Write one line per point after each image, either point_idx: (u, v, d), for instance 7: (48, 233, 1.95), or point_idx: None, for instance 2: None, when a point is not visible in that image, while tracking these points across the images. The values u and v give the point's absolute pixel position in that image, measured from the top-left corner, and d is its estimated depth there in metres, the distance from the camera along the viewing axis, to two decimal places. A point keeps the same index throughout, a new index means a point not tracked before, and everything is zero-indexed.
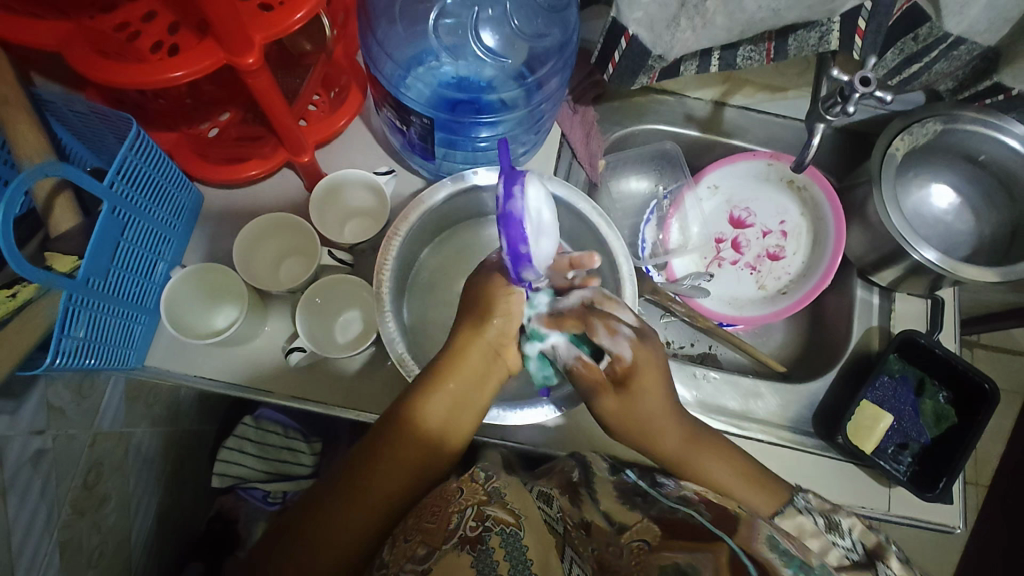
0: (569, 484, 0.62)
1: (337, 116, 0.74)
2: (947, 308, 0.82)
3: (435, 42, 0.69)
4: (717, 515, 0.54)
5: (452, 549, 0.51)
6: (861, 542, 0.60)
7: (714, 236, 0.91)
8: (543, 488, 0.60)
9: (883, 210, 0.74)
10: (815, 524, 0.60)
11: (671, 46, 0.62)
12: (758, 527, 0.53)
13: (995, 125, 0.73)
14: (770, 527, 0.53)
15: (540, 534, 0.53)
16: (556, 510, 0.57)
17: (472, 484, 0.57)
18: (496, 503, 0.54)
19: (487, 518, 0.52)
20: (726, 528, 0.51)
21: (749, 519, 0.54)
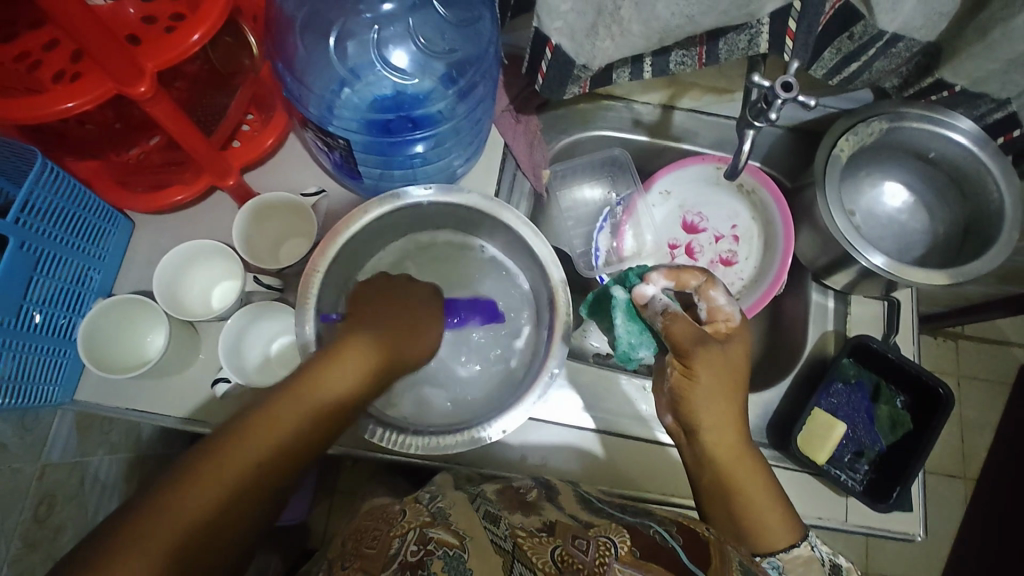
0: (523, 503, 0.57)
1: (264, 135, 0.72)
2: (904, 308, 0.80)
3: (354, 57, 0.67)
4: (689, 540, 0.50)
5: (392, 574, 0.48)
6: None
7: (668, 243, 0.89)
8: (490, 509, 0.56)
9: (830, 217, 0.72)
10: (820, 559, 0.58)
11: (593, 55, 0.60)
12: (728, 553, 0.50)
13: (941, 120, 0.71)
14: (738, 554, 0.50)
15: (486, 556, 0.49)
16: (506, 530, 0.52)
17: (416, 505, 0.57)
18: (440, 523, 0.53)
19: (429, 541, 0.50)
20: (700, 563, 0.47)
21: (719, 546, 0.50)
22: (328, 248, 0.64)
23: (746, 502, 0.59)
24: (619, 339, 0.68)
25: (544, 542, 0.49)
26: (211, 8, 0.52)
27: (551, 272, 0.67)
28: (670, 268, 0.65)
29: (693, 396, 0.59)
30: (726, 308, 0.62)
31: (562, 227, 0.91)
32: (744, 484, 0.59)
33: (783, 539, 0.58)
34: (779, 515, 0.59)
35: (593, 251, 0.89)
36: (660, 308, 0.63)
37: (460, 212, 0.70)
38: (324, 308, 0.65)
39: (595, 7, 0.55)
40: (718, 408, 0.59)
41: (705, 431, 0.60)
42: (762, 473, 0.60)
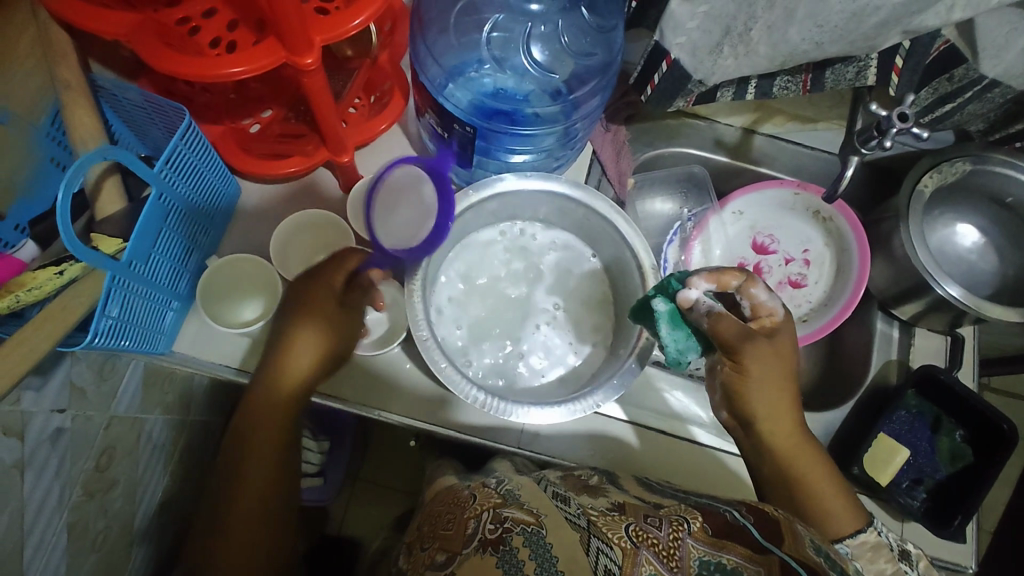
0: (586, 486, 0.56)
1: (378, 120, 0.75)
2: (967, 346, 0.82)
3: (484, 54, 0.71)
4: (761, 523, 0.51)
5: (474, 552, 0.45)
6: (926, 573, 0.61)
7: (737, 260, 0.92)
8: (559, 489, 0.54)
9: (908, 243, 0.75)
10: (890, 549, 0.61)
11: (712, 72, 0.63)
12: (799, 533, 0.52)
13: (1023, 167, 0.74)
14: (808, 533, 0.53)
15: (565, 532, 0.45)
16: (576, 508, 0.50)
17: (485, 489, 0.53)
18: (513, 505, 0.49)
19: (505, 520, 0.46)
20: (774, 541, 0.49)
21: (790, 529, 0.52)
22: (438, 218, 0.68)
23: (811, 494, 0.61)
24: (665, 347, 0.61)
25: (618, 517, 0.48)
26: None
27: (642, 256, 0.70)
28: (710, 270, 0.61)
29: (745, 391, 0.61)
30: (769, 304, 0.62)
31: None
32: (803, 475, 0.62)
33: (849, 527, 0.61)
34: (843, 502, 0.62)
35: (661, 262, 0.91)
36: (708, 310, 0.59)
37: (566, 207, 0.73)
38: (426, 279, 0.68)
39: (724, 27, 0.58)
40: (768, 398, 0.61)
41: (761, 421, 0.62)
42: (820, 467, 0.63)
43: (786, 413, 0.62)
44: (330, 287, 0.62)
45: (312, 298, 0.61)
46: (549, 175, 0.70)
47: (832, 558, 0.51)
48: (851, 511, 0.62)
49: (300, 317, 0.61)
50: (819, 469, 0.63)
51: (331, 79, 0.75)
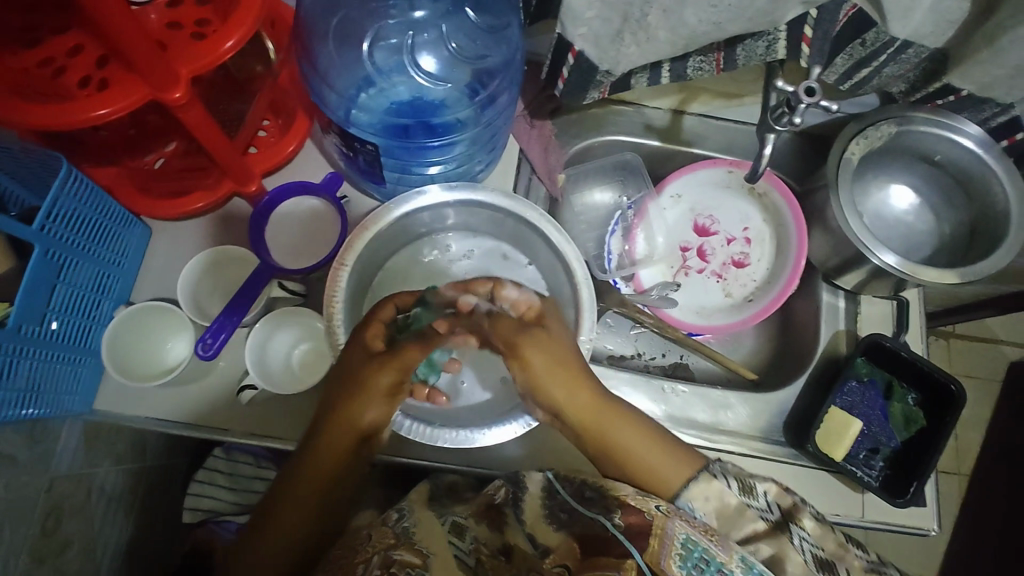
0: (488, 509, 0.57)
1: (286, 140, 0.72)
2: (912, 309, 0.82)
3: (372, 67, 0.67)
4: (636, 523, 0.53)
5: None
6: (776, 502, 0.57)
7: (680, 245, 0.91)
8: (457, 519, 0.56)
9: (843, 217, 0.74)
10: (759, 512, 0.56)
11: (617, 61, 0.61)
12: (673, 532, 0.52)
13: (947, 125, 0.73)
14: (687, 530, 0.52)
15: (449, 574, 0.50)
16: (468, 544, 0.54)
17: (382, 528, 0.55)
18: (404, 546, 0.52)
19: (393, 564, 0.50)
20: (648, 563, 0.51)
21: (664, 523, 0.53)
22: (358, 237, 0.64)
23: (649, 469, 0.59)
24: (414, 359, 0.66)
25: (504, 564, 0.52)
26: (242, 15, 0.52)
27: (569, 256, 0.67)
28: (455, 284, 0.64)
29: (538, 380, 0.60)
30: (523, 299, 0.62)
31: (575, 231, 0.92)
32: (633, 451, 0.60)
33: (678, 486, 0.57)
34: (666, 455, 0.59)
35: (606, 254, 0.91)
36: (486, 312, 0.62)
37: (492, 214, 0.70)
38: (349, 304, 0.65)
39: (621, 14, 0.56)
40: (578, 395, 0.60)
41: (564, 403, 0.60)
42: (638, 427, 0.61)
43: (585, 380, 0.61)
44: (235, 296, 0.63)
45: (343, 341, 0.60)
46: (474, 186, 0.67)
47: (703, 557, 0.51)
48: (683, 461, 0.59)
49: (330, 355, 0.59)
50: (631, 429, 0.61)
51: (231, 104, 0.71)
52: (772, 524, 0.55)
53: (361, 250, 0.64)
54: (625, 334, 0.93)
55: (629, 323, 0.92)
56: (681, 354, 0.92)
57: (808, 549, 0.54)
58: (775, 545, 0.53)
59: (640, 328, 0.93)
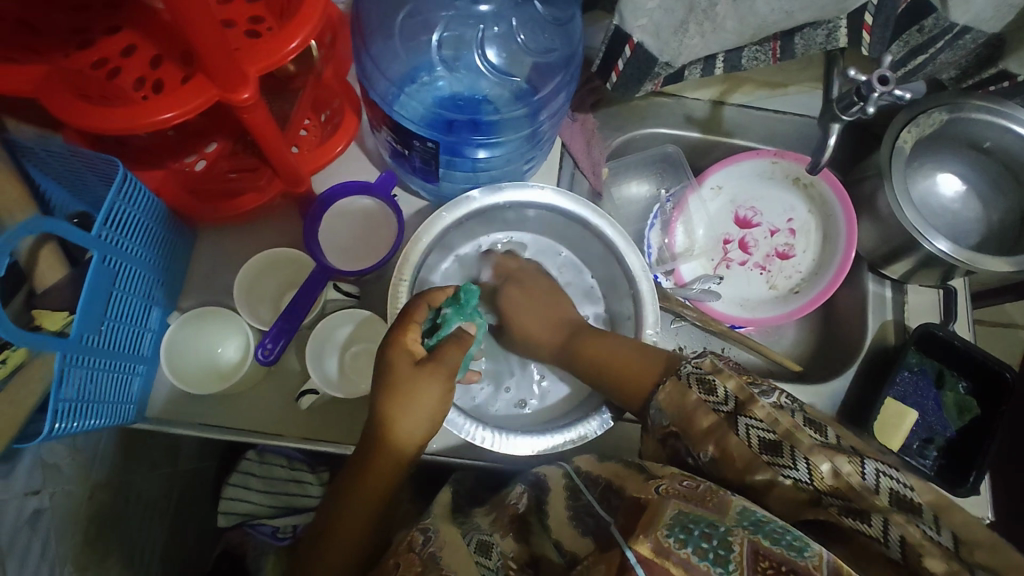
0: (514, 521, 0.58)
1: (333, 142, 0.70)
2: (959, 297, 0.82)
3: (432, 56, 0.66)
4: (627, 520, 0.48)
5: None
6: (734, 394, 0.52)
7: (722, 237, 0.90)
8: (482, 536, 0.56)
9: (897, 204, 0.73)
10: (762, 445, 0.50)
11: (678, 53, 0.60)
12: (664, 509, 0.46)
13: (1003, 113, 0.72)
14: (679, 503, 0.46)
15: None
16: (497, 559, 0.54)
17: (410, 553, 0.55)
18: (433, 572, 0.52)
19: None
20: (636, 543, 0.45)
21: (656, 506, 0.47)
22: (420, 240, 0.63)
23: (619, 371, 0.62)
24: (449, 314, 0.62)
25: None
26: (308, 14, 0.50)
27: (631, 259, 0.67)
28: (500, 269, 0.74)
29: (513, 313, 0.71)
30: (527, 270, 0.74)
31: None
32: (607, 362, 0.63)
33: (649, 385, 0.58)
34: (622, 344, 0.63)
35: (646, 247, 0.89)
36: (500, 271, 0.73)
37: (554, 217, 0.70)
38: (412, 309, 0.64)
39: (687, 4, 0.55)
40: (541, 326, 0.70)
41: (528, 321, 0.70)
42: (610, 341, 0.65)
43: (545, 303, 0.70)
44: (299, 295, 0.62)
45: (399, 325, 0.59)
46: (547, 189, 0.66)
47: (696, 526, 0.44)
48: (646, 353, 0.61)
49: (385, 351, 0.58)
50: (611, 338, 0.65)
51: (275, 103, 0.70)
52: (723, 416, 0.51)
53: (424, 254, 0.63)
54: (666, 328, 0.90)
55: (670, 316, 0.90)
56: (721, 346, 0.91)
57: (756, 435, 0.50)
58: (719, 437, 0.51)
59: (682, 322, 0.90)
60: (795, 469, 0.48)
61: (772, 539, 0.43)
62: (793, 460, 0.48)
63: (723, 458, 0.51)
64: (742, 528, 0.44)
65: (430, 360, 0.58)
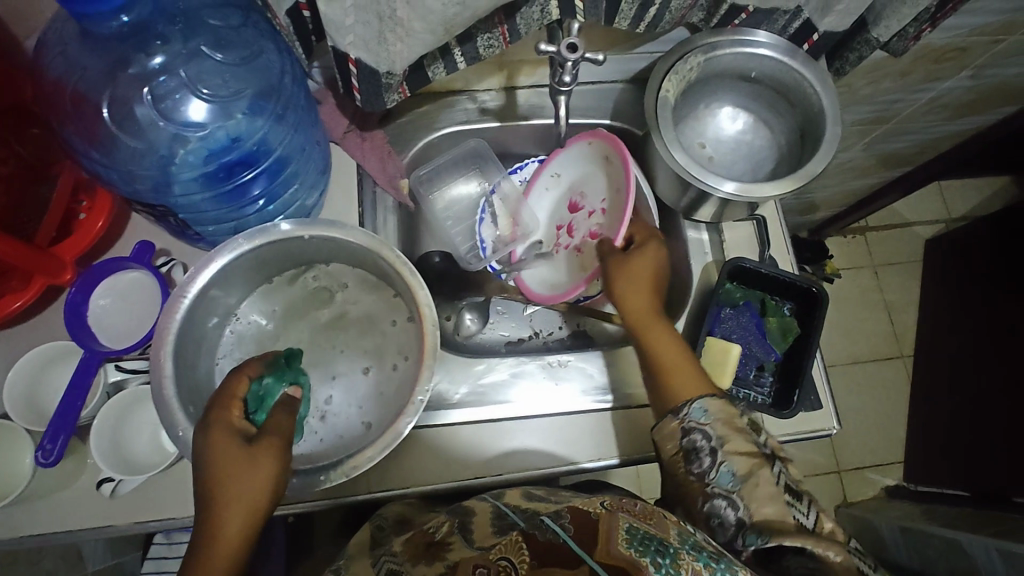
0: (426, 548, 0.54)
1: (92, 218, 0.68)
2: (771, 224, 0.84)
3: (139, 133, 0.63)
4: (580, 527, 0.47)
5: None
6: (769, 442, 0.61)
7: (557, 225, 0.90)
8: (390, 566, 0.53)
9: (669, 153, 0.74)
10: (777, 486, 0.57)
11: (392, 60, 0.60)
12: (617, 523, 0.48)
13: (746, 41, 0.74)
14: (628, 518, 0.49)
15: None
16: None
17: None
18: None
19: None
20: (588, 547, 0.45)
21: (608, 517, 0.49)
22: (180, 301, 0.63)
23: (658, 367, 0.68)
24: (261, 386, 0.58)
25: None
26: None
27: (420, 293, 0.67)
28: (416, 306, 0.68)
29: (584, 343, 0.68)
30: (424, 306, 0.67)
31: (444, 228, 0.92)
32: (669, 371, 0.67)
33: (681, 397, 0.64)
34: (678, 359, 0.67)
35: (479, 243, 0.91)
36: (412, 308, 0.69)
37: (337, 246, 0.72)
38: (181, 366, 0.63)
39: (374, 13, 0.55)
40: (646, 290, 0.73)
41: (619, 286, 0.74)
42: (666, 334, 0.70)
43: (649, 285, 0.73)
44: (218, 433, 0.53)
45: (209, 421, 0.54)
46: (327, 223, 0.69)
47: (650, 535, 0.47)
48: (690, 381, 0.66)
49: (205, 437, 0.53)
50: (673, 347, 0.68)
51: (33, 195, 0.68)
52: (762, 454, 0.59)
53: (187, 306, 0.64)
54: (520, 317, 0.93)
55: (521, 305, 0.93)
56: (577, 322, 0.93)
57: (784, 476, 0.58)
58: (752, 464, 0.58)
59: (533, 308, 0.93)
60: (808, 515, 0.56)
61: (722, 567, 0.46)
62: (807, 507, 0.57)
63: (747, 476, 0.58)
64: (689, 553, 0.47)
65: (261, 435, 0.53)
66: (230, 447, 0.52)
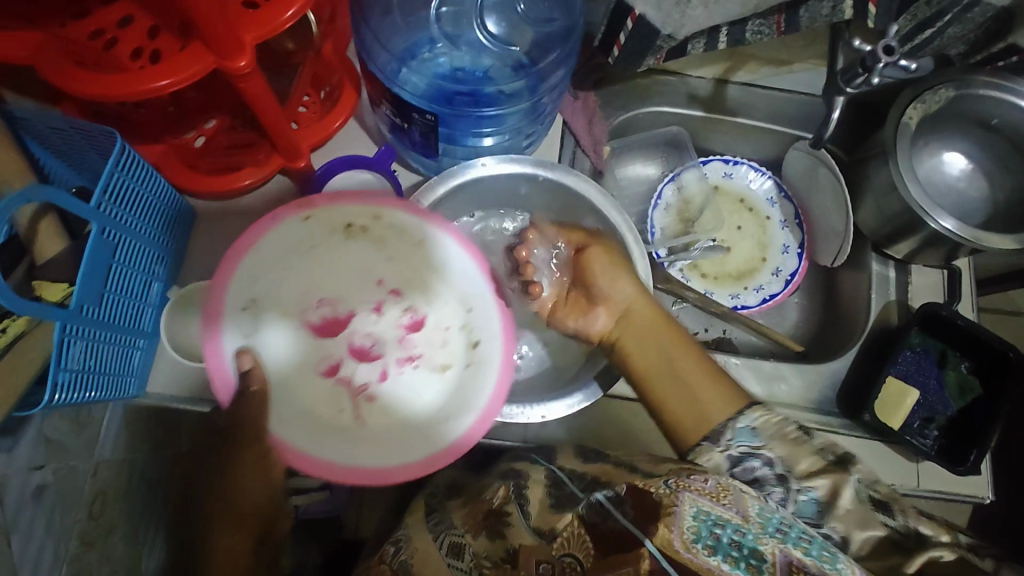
0: (486, 518, 0.57)
1: (332, 116, 0.70)
2: (963, 278, 0.82)
3: (435, 30, 0.68)
4: (641, 512, 0.49)
5: None
6: (826, 447, 0.56)
7: (326, 367, 0.53)
8: (455, 538, 0.57)
9: (901, 177, 0.72)
10: (863, 505, 0.53)
11: (681, 24, 0.60)
12: (683, 505, 0.49)
13: (1009, 87, 0.71)
14: (698, 502, 0.49)
15: None
16: (469, 561, 0.54)
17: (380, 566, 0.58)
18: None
19: None
20: (645, 524, 0.48)
21: (671, 501, 0.49)
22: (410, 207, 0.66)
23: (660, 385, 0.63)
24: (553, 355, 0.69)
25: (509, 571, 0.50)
26: None
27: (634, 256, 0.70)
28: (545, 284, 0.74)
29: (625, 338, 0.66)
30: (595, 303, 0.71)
31: (617, 205, 0.93)
32: (655, 382, 0.63)
33: (717, 415, 0.58)
34: (711, 385, 0.60)
35: (649, 227, 0.91)
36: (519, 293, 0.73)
37: (553, 195, 0.74)
38: None
39: None
40: (647, 322, 0.66)
41: (631, 328, 0.66)
42: (687, 356, 0.63)
43: (660, 322, 0.66)
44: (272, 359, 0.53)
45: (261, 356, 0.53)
46: (566, 170, 0.71)
47: (720, 516, 0.48)
48: (726, 398, 0.59)
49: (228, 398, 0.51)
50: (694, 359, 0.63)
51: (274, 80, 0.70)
52: (829, 463, 0.55)
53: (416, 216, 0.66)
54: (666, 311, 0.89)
55: (671, 298, 0.89)
56: (724, 329, 0.90)
57: (866, 491, 0.54)
58: (832, 479, 0.53)
59: (682, 303, 0.89)
60: (897, 521, 0.52)
61: (802, 550, 0.47)
62: (899, 517, 0.52)
63: (831, 501, 0.53)
64: (772, 538, 0.47)
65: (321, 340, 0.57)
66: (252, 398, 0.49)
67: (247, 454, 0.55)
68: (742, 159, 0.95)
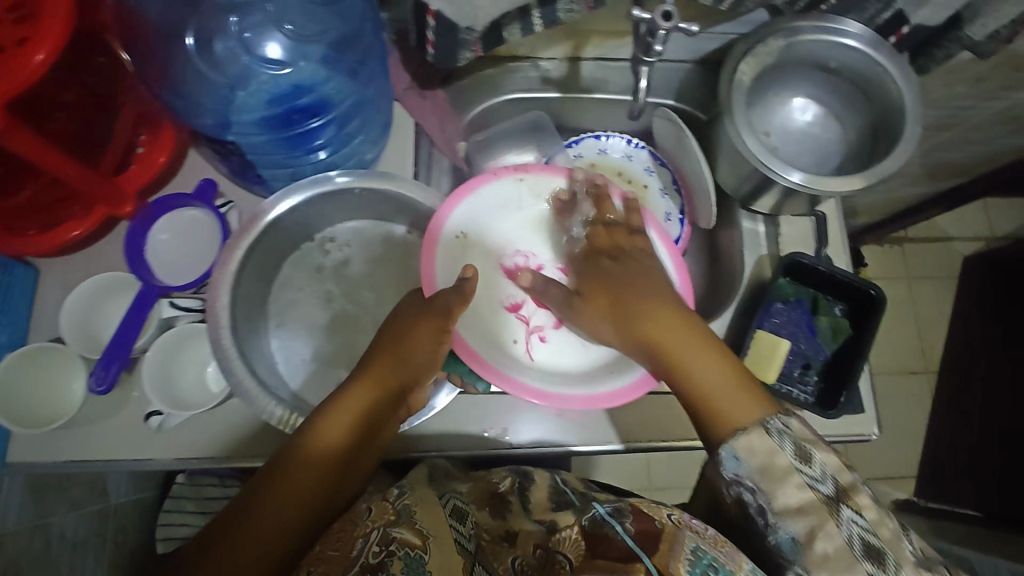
0: (492, 497, 0.60)
1: (155, 153, 0.68)
2: (830, 221, 0.82)
3: (202, 63, 0.64)
4: (641, 528, 0.51)
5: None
6: (834, 475, 0.52)
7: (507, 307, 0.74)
8: (458, 503, 0.59)
9: (740, 138, 0.72)
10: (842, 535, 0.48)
11: (474, 15, 0.60)
12: (682, 539, 0.51)
13: (832, 28, 0.71)
14: (696, 539, 0.51)
15: (448, 555, 0.52)
16: (469, 528, 0.57)
17: (382, 502, 0.57)
18: (403, 523, 0.54)
19: (391, 541, 0.52)
20: (648, 545, 0.50)
21: (673, 533, 0.51)
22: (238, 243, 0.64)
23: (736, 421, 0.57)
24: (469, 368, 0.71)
25: (508, 549, 0.53)
26: (50, 23, 0.48)
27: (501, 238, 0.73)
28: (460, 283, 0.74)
29: (682, 366, 0.60)
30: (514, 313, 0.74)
31: None
32: (711, 396, 0.58)
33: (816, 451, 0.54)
34: (789, 425, 0.56)
35: None
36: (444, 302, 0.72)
37: (395, 203, 0.71)
38: (237, 315, 0.64)
39: None
40: (705, 363, 0.60)
41: (690, 362, 0.59)
42: (707, 359, 0.60)
43: (727, 385, 0.59)
44: (390, 356, 0.62)
45: (365, 362, 0.63)
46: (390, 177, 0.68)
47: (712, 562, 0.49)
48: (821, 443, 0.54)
49: (361, 376, 0.62)
50: (712, 359, 0.60)
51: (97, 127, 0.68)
52: (821, 496, 0.50)
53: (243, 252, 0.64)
54: None
55: None
56: None
57: (858, 535, 0.48)
58: (813, 518, 0.50)
59: None
60: (887, 573, 0.47)
61: None
62: (893, 567, 0.47)
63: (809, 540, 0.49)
64: None
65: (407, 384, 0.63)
66: (348, 397, 0.61)
67: (293, 470, 0.58)
68: (614, 132, 0.94)
